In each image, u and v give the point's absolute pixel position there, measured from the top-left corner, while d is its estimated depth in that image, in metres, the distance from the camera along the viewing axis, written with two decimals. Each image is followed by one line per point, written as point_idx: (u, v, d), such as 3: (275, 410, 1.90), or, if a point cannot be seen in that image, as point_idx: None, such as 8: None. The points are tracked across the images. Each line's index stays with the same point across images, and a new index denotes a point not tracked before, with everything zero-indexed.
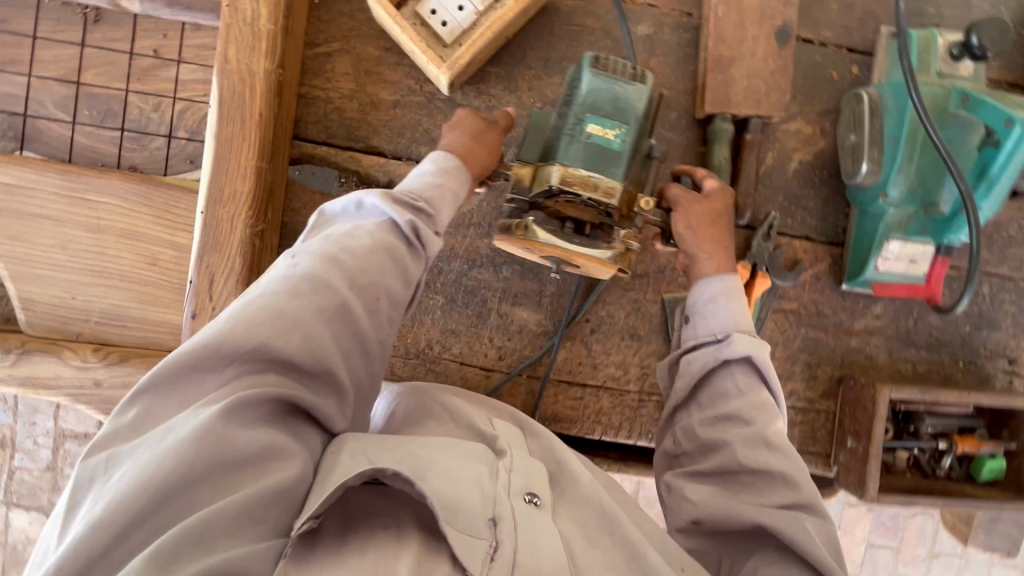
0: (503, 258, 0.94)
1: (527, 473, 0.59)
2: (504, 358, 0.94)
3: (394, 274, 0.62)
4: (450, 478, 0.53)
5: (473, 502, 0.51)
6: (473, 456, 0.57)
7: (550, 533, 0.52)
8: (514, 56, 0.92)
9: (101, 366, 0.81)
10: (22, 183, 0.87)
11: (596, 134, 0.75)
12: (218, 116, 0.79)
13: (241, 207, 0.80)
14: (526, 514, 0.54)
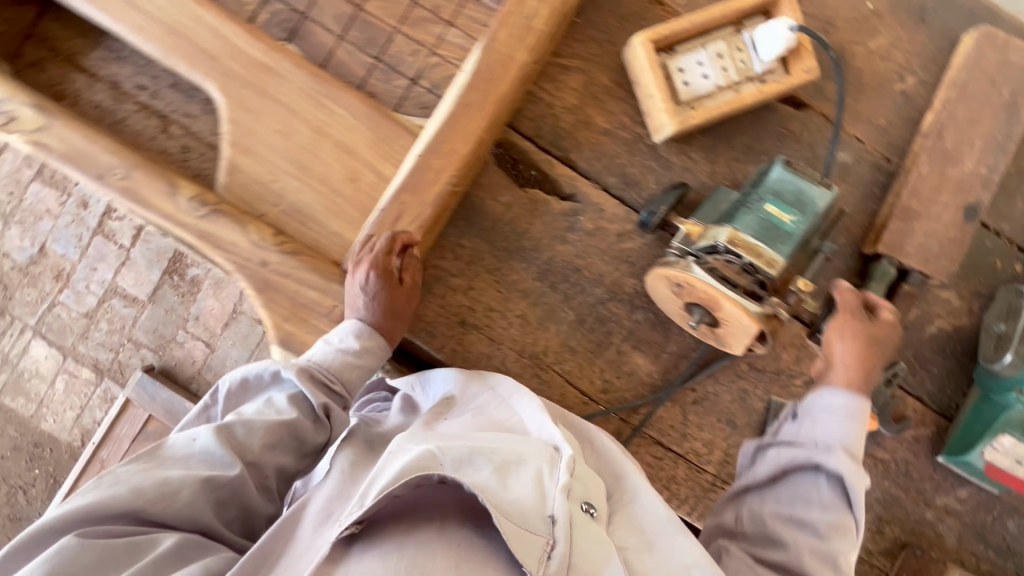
0: (642, 302, 0.98)
1: (585, 489, 0.73)
2: (606, 392, 0.97)
3: (289, 449, 0.80)
4: (507, 484, 0.67)
5: (535, 507, 0.65)
6: (540, 460, 0.73)
7: (599, 538, 0.67)
8: (724, 132, 0.98)
9: (275, 251, 0.84)
10: (274, 67, 0.87)
11: (770, 215, 0.83)
12: (467, 82, 0.86)
13: (451, 165, 0.86)
14: (581, 522, 0.68)
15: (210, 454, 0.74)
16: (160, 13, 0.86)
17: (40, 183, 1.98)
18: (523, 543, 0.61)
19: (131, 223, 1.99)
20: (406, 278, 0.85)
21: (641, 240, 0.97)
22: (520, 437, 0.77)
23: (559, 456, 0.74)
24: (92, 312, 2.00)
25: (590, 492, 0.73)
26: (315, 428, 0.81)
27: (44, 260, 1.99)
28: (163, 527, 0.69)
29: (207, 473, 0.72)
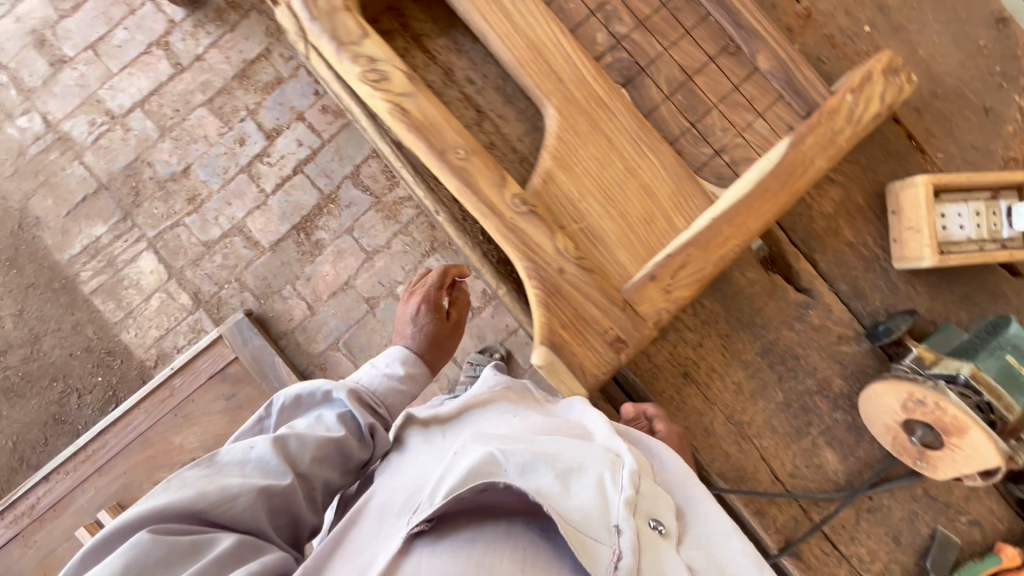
0: (845, 405, 1.05)
1: (650, 501, 0.74)
2: (794, 477, 1.03)
3: (335, 468, 0.84)
4: (568, 492, 0.69)
5: (600, 515, 0.67)
6: (599, 466, 0.74)
7: (668, 553, 0.68)
8: (952, 276, 1.08)
9: (573, 264, 0.90)
10: (609, 105, 0.96)
11: (1010, 362, 0.92)
12: (772, 169, 0.94)
13: (737, 237, 0.94)
14: (647, 535, 0.69)
15: (265, 461, 0.78)
16: (526, 29, 0.96)
17: (207, 109, 2.03)
18: (590, 554, 0.63)
19: (279, 172, 2.04)
20: (452, 315, 1.12)
21: (857, 347, 1.06)
22: (580, 444, 0.79)
23: (621, 463, 0.76)
24: (211, 243, 2.01)
25: (657, 507, 0.74)
26: (362, 440, 0.87)
27: (183, 180, 2.02)
28: (221, 528, 0.72)
29: (267, 481, 0.76)
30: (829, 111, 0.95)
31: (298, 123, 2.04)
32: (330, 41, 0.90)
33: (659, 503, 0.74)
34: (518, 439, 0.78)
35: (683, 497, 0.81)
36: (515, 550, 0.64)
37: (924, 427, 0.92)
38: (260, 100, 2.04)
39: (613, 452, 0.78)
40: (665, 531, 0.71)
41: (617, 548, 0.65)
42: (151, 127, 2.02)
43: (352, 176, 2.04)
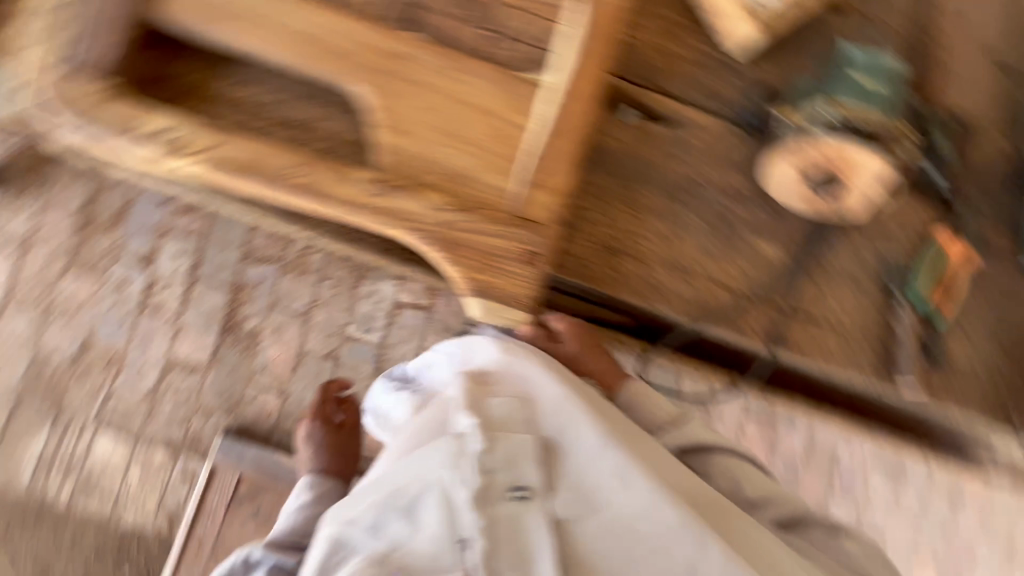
0: (758, 198, 1.10)
1: (507, 468, 0.80)
2: (749, 282, 1.08)
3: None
4: (411, 530, 0.77)
5: (445, 538, 0.77)
6: (438, 469, 0.79)
7: (519, 523, 0.78)
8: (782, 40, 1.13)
9: (454, 211, 0.91)
10: (408, 53, 0.95)
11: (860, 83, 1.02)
12: (585, 30, 0.97)
13: (588, 103, 0.97)
14: (503, 505, 0.78)
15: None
16: (292, 26, 0.93)
17: (77, 270, 1.92)
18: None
19: (177, 291, 1.96)
20: (339, 422, 1.43)
21: (740, 144, 1.10)
22: (423, 440, 0.82)
23: (463, 448, 0.80)
24: (153, 391, 1.93)
25: (518, 469, 0.80)
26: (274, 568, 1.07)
27: (91, 351, 1.92)
28: None
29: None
30: None
31: (166, 237, 1.96)
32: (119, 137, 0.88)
33: (519, 461, 0.81)
34: (371, 479, 0.82)
35: (557, 426, 0.84)
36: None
37: (828, 181, 1.01)
38: (117, 237, 1.94)
39: (454, 440, 0.80)
40: (530, 492, 0.80)
41: (463, 563, 0.76)
42: (31, 319, 1.90)
43: (247, 256, 1.98)
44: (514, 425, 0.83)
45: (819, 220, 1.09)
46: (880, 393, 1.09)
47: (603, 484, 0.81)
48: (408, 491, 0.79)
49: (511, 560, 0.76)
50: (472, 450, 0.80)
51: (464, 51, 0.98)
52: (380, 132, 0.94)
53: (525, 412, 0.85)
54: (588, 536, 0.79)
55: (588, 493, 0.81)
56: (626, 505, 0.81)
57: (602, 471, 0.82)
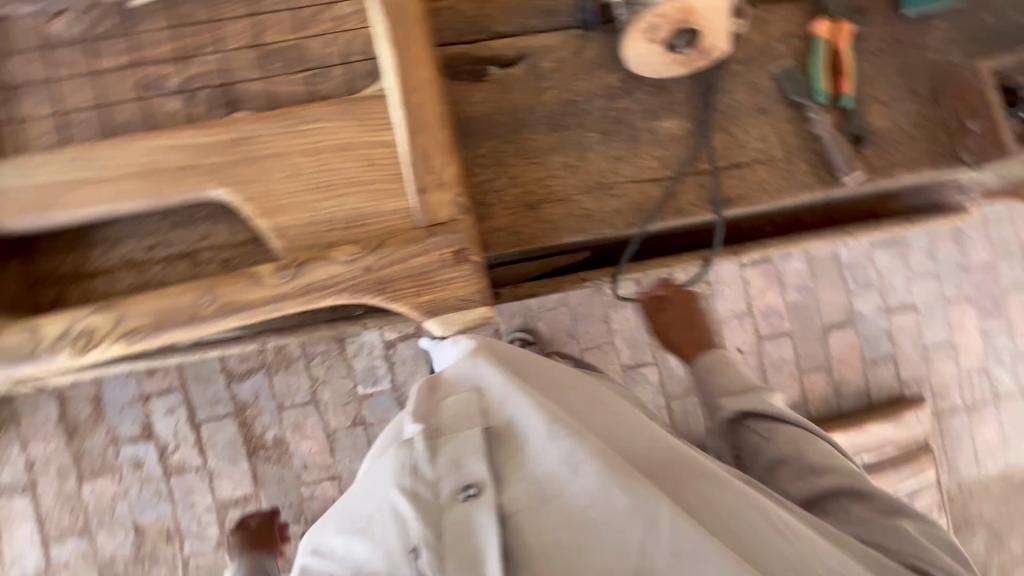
0: (634, 84, 1.09)
1: (446, 471, 0.64)
2: (666, 164, 1.08)
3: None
4: (362, 554, 0.62)
5: (397, 551, 0.59)
6: (372, 483, 0.67)
7: (459, 528, 0.59)
8: None
9: (368, 255, 0.90)
10: (244, 134, 0.92)
11: None
12: (387, 19, 0.90)
13: (431, 89, 0.93)
14: (443, 516, 0.60)
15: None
16: (124, 170, 0.90)
17: (87, 482, 1.88)
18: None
19: (188, 444, 1.92)
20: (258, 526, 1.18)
21: (593, 43, 1.08)
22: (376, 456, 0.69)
23: (411, 454, 0.66)
24: (223, 539, 1.93)
25: (466, 469, 0.64)
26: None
27: (146, 538, 1.90)
28: None
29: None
30: None
31: (148, 404, 1.94)
32: (27, 362, 0.86)
33: (466, 458, 0.65)
34: (339, 510, 0.69)
35: (508, 408, 0.70)
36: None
37: (676, 34, 0.97)
38: (106, 427, 1.88)
39: (400, 445, 0.67)
40: (479, 491, 0.62)
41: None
42: (77, 543, 1.87)
43: (231, 377, 1.94)
44: (471, 419, 0.70)
45: (700, 73, 1.08)
46: (828, 194, 1.13)
47: (556, 472, 0.64)
48: (364, 514, 0.64)
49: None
50: (417, 453, 0.65)
51: (295, 104, 0.96)
52: (262, 221, 0.92)
53: (479, 405, 0.72)
54: (551, 540, 0.60)
55: (546, 494, 0.63)
56: (591, 490, 0.62)
57: (557, 449, 0.65)
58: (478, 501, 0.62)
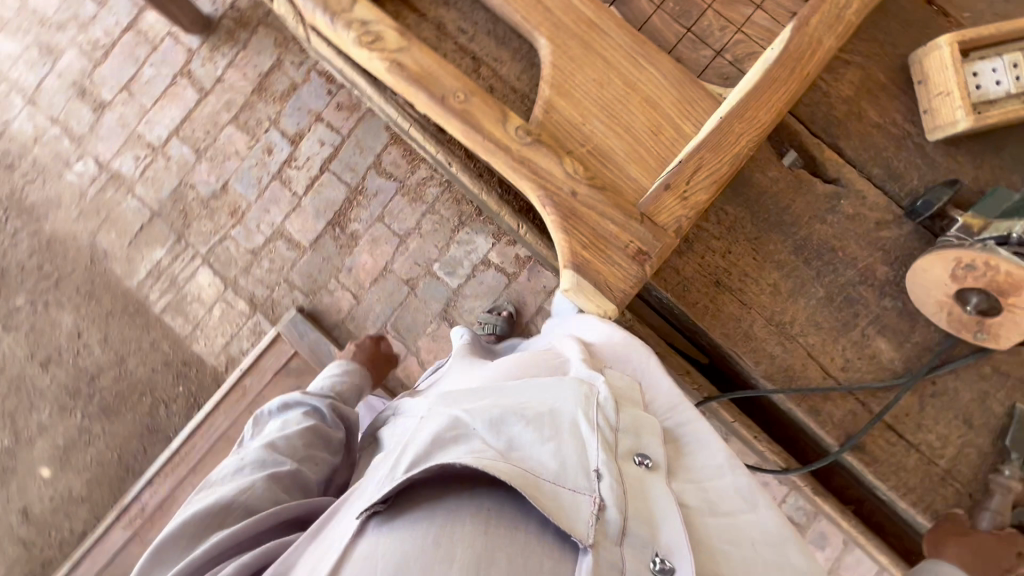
0: (892, 291, 1.01)
1: (634, 434, 0.74)
2: (846, 370, 1.00)
3: (324, 445, 1.06)
4: (533, 440, 0.70)
5: (576, 464, 0.68)
6: (560, 396, 0.77)
7: (656, 488, 0.69)
8: (993, 141, 1.01)
9: (584, 184, 0.91)
10: (601, 25, 0.96)
11: None
12: (780, 55, 0.90)
13: (753, 130, 0.92)
14: (628, 467, 0.70)
15: (260, 461, 0.98)
16: None
17: (233, 127, 2.16)
18: (561, 497, 0.64)
19: (307, 174, 2.14)
20: (383, 347, 1.72)
21: (899, 230, 1.01)
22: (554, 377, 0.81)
23: (595, 396, 0.77)
24: (258, 250, 2.14)
25: (643, 440, 0.74)
26: (333, 429, 1.11)
27: (224, 197, 2.16)
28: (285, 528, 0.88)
29: (268, 470, 0.95)
30: None
31: (317, 124, 2.14)
32: (323, 14, 0.95)
33: (645, 432, 0.75)
34: (493, 393, 0.79)
35: (681, 425, 0.82)
36: (488, 507, 0.64)
37: (978, 294, 0.88)
38: (279, 108, 2.16)
39: (585, 383, 0.78)
40: (653, 466, 0.72)
41: (596, 492, 0.66)
42: (188, 152, 2.17)
43: (375, 166, 2.13)
44: (635, 402, 0.80)
45: (953, 340, 0.98)
46: None
47: (736, 499, 0.74)
48: (533, 410, 0.74)
49: (636, 512, 0.66)
50: (603, 396, 0.77)
51: (652, 43, 0.99)
52: (546, 89, 0.96)
53: (642, 399, 0.84)
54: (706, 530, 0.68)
55: (707, 493, 0.73)
56: (736, 503, 0.74)
57: (718, 461, 0.78)
58: (648, 469, 0.72)
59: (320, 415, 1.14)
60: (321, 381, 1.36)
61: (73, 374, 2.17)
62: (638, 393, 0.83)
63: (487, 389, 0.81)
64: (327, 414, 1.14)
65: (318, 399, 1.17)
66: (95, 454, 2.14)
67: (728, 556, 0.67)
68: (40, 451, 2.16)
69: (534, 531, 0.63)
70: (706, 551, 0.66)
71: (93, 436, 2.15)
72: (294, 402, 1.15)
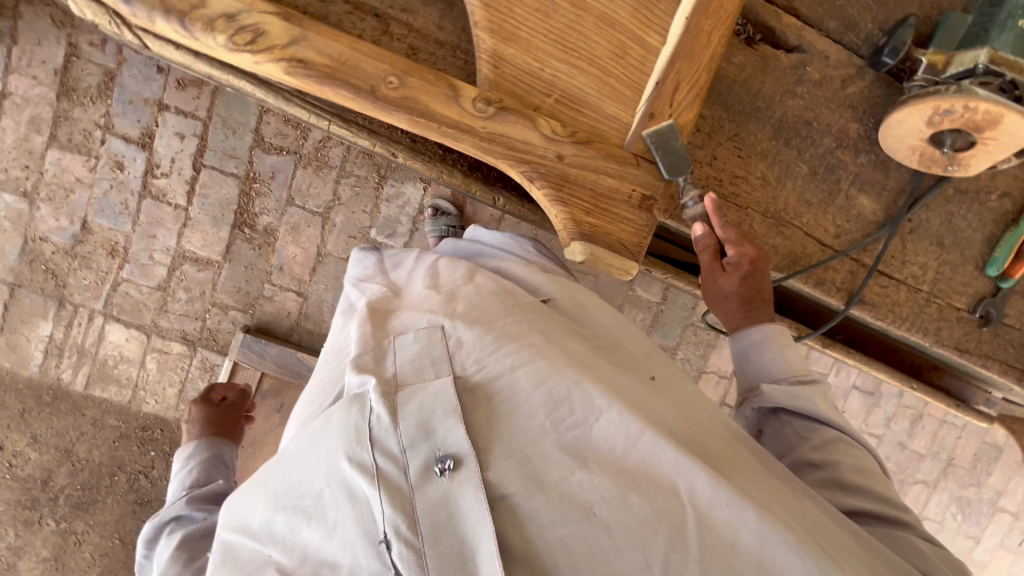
0: (865, 146, 1.03)
1: (420, 444, 0.70)
2: (840, 237, 1.04)
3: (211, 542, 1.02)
4: (325, 531, 0.70)
5: (362, 540, 0.67)
6: (330, 453, 0.73)
7: (447, 503, 0.67)
8: None
9: (570, 144, 0.80)
10: None
11: None
12: None
13: (722, 22, 0.82)
14: (422, 491, 0.68)
15: None
16: None
17: (57, 149, 1.70)
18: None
19: (181, 178, 1.78)
20: (218, 397, 1.49)
21: (863, 83, 1.00)
22: (323, 419, 0.76)
23: (363, 420, 0.72)
24: (165, 284, 1.83)
25: (435, 440, 0.70)
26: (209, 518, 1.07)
27: (91, 238, 1.77)
28: None
29: None
30: None
31: (163, 114, 1.73)
32: (165, 18, 0.68)
33: (435, 434, 0.70)
34: (275, 483, 0.77)
35: (485, 375, 0.77)
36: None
37: (952, 134, 0.91)
38: (106, 109, 1.70)
39: (354, 405, 0.73)
40: (455, 463, 0.69)
41: (393, 565, 0.65)
42: (15, 200, 1.71)
43: (258, 143, 1.79)
44: (423, 374, 0.77)
45: (921, 178, 1.03)
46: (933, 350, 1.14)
47: (557, 453, 0.71)
48: (310, 495, 0.73)
49: (442, 561, 0.65)
50: (373, 417, 0.72)
51: None
52: (489, 37, 0.78)
53: (445, 352, 0.80)
54: (533, 514, 0.68)
55: (531, 466, 0.70)
56: (564, 463, 0.71)
57: (533, 415, 0.74)
58: (450, 475, 0.69)
59: (186, 519, 1.06)
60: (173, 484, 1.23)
61: (19, 487, 1.89)
62: (437, 351, 0.79)
63: (283, 466, 0.78)
64: (193, 514, 1.07)
65: (171, 510, 1.08)
66: (93, 549, 1.97)
67: (565, 546, 0.66)
68: (28, 570, 1.96)
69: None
70: (535, 547, 0.67)
71: (81, 533, 1.95)
72: (152, 531, 1.07)
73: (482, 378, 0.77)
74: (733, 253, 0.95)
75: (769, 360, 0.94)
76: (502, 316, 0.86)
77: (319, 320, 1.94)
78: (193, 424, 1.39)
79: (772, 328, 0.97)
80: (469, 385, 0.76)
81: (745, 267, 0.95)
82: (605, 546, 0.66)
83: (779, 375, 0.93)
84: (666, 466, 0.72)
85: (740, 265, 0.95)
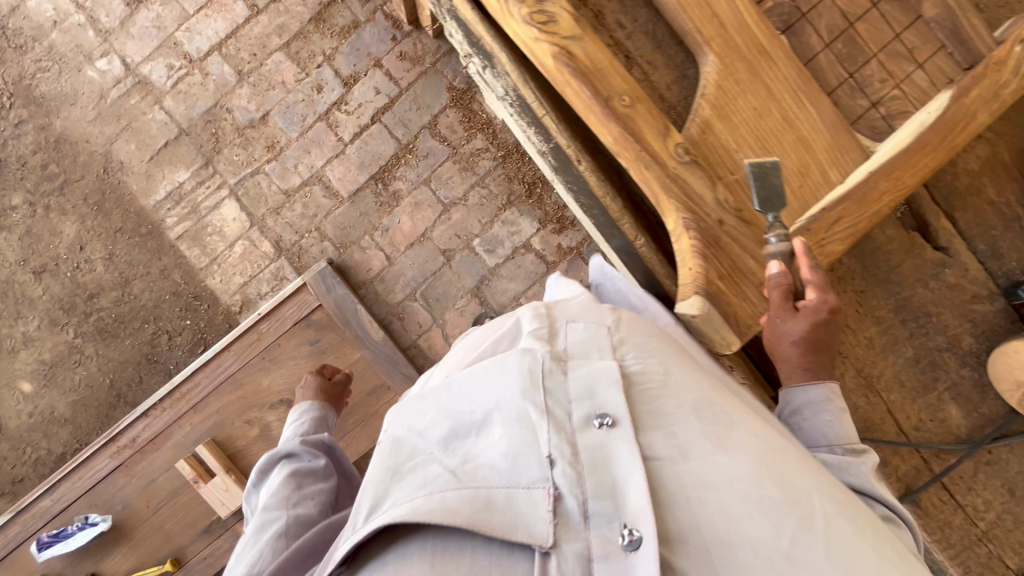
0: None
1: (584, 398, 0.75)
2: None
3: (311, 477, 1.17)
4: (485, 443, 0.76)
5: (529, 458, 0.71)
6: (502, 373, 0.79)
7: (604, 446, 0.72)
8: None
9: (729, 214, 0.92)
10: (773, 59, 0.93)
11: None
12: (935, 122, 0.92)
13: (897, 191, 0.94)
14: (583, 433, 0.73)
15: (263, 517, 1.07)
16: None
17: (284, 55, 2.01)
18: (515, 503, 0.68)
19: (357, 121, 2.03)
20: (329, 372, 1.69)
21: (990, 306, 1.09)
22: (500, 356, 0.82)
23: (538, 362, 0.79)
24: (292, 192, 2.03)
25: (598, 399, 0.75)
26: (312, 460, 1.20)
27: (263, 128, 2.02)
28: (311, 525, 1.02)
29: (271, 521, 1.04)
30: (996, 62, 0.91)
31: (375, 70, 2.02)
32: None
33: (599, 390, 0.76)
34: (438, 402, 0.83)
35: (634, 352, 0.82)
36: (436, 540, 0.68)
37: None
38: (337, 45, 2.02)
39: (528, 354, 0.80)
40: (613, 421, 0.73)
41: (553, 480, 0.69)
42: (229, 73, 2.00)
43: (430, 126, 2.04)
44: (589, 354, 0.81)
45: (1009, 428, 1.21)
46: None
47: (700, 437, 0.73)
48: (482, 411, 0.78)
49: (598, 488, 0.68)
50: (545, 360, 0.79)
51: (813, 80, 0.96)
52: (708, 112, 0.93)
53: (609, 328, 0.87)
54: (678, 477, 0.70)
55: (676, 438, 0.73)
56: (706, 441, 0.73)
57: (686, 399, 0.77)
58: (609, 429, 0.73)
59: (294, 455, 1.21)
60: (286, 434, 1.38)
61: (68, 288, 2.00)
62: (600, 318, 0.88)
63: (440, 393, 0.84)
64: (299, 452, 1.21)
65: (285, 446, 1.23)
66: (85, 376, 2.01)
67: (703, 507, 0.67)
68: (21, 364, 2.00)
69: (480, 544, 0.67)
70: (675, 493, 0.69)
71: (85, 357, 2.01)
72: (267, 463, 1.20)
73: (640, 367, 0.80)
74: (812, 297, 0.90)
75: (825, 421, 0.92)
76: (657, 328, 0.91)
77: (392, 287, 2.05)
78: (307, 390, 1.53)
79: (830, 390, 0.93)
80: (627, 362, 0.81)
81: (821, 314, 0.90)
82: (738, 518, 0.66)
83: (835, 440, 0.90)
84: (801, 477, 0.71)
85: (818, 309, 0.90)
